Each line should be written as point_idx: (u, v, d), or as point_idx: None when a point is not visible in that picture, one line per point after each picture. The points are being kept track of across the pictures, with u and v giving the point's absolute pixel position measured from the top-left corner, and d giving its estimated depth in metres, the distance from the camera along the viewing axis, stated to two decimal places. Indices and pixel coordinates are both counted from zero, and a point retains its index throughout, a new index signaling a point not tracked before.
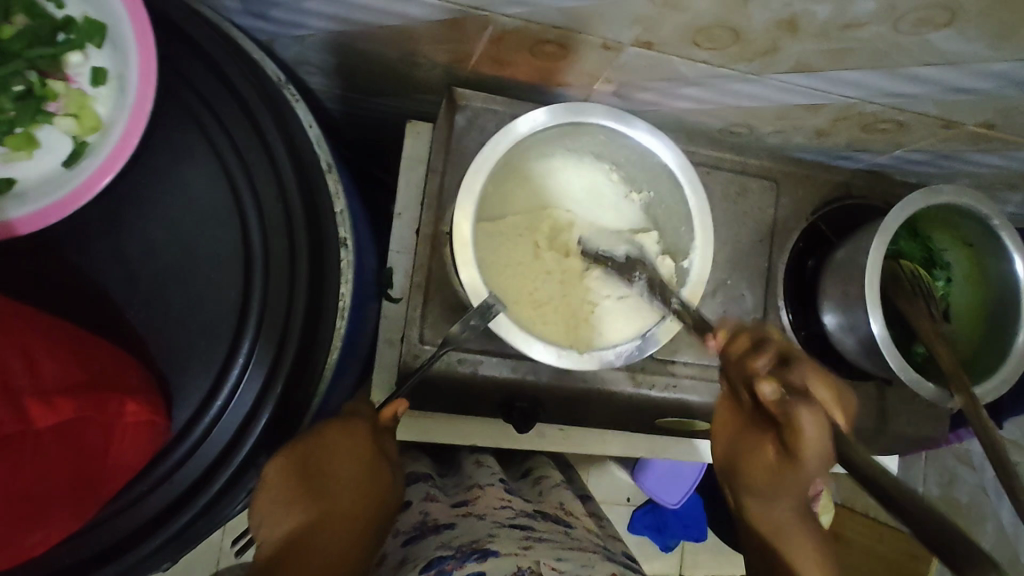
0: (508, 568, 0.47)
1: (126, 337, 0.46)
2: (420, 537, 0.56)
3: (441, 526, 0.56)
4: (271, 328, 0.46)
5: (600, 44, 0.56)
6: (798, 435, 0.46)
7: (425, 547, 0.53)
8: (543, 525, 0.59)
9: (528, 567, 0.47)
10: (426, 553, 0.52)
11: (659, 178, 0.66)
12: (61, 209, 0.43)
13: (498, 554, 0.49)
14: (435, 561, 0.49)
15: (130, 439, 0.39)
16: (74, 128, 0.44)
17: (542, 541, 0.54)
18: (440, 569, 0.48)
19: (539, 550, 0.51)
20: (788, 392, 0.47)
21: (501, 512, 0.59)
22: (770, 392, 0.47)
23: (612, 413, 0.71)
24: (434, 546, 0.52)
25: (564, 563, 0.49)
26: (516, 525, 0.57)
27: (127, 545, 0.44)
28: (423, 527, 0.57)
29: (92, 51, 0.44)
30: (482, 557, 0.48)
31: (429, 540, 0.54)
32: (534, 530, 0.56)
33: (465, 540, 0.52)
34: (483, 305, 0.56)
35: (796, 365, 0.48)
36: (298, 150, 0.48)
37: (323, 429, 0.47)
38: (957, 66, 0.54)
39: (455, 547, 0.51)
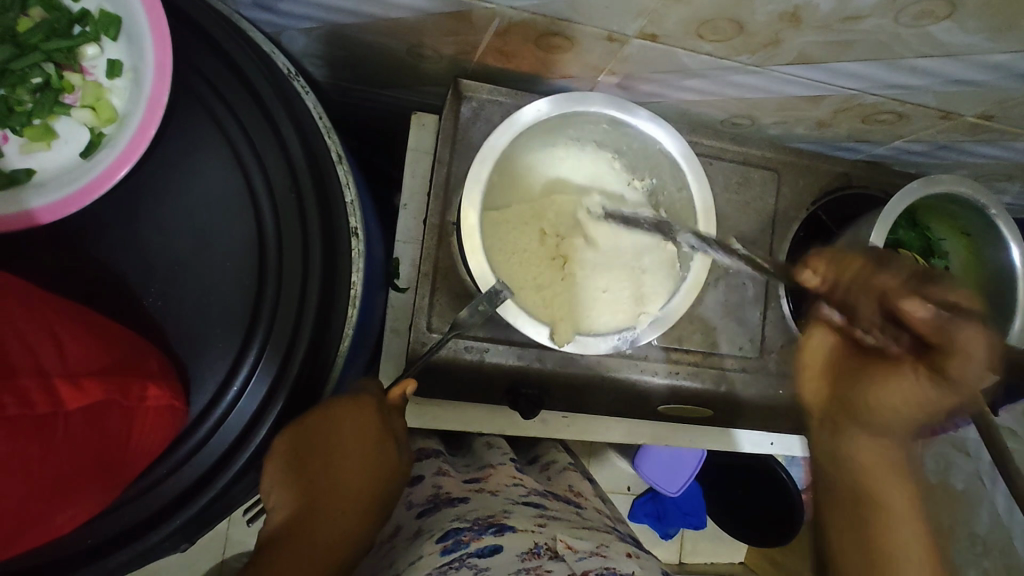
0: (524, 545, 0.48)
1: (144, 325, 0.47)
2: (434, 509, 0.57)
3: (455, 500, 0.58)
4: (286, 315, 0.47)
5: (604, 36, 0.57)
6: (953, 358, 0.42)
7: (440, 519, 0.54)
8: (554, 504, 0.60)
9: (543, 544, 0.49)
10: (441, 524, 0.53)
11: (663, 169, 0.66)
12: (79, 199, 0.43)
13: (514, 531, 0.50)
14: (451, 531, 0.51)
15: (152, 422, 0.40)
16: (90, 120, 0.45)
17: (555, 519, 0.55)
18: (456, 539, 0.49)
19: (553, 528, 0.53)
20: (947, 311, 0.42)
21: (513, 490, 0.60)
22: (923, 313, 0.42)
23: (616, 399, 0.73)
24: (450, 518, 0.54)
25: (579, 542, 0.51)
26: (528, 502, 0.58)
27: (147, 527, 0.45)
28: (437, 500, 0.58)
29: (107, 43, 0.45)
30: (499, 532, 0.50)
31: (444, 512, 0.56)
32: (547, 509, 0.58)
33: (480, 514, 0.53)
34: (491, 291, 0.57)
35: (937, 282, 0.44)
36: (310, 141, 0.49)
37: (329, 407, 0.46)
38: (956, 58, 0.54)
39: (471, 519, 0.52)
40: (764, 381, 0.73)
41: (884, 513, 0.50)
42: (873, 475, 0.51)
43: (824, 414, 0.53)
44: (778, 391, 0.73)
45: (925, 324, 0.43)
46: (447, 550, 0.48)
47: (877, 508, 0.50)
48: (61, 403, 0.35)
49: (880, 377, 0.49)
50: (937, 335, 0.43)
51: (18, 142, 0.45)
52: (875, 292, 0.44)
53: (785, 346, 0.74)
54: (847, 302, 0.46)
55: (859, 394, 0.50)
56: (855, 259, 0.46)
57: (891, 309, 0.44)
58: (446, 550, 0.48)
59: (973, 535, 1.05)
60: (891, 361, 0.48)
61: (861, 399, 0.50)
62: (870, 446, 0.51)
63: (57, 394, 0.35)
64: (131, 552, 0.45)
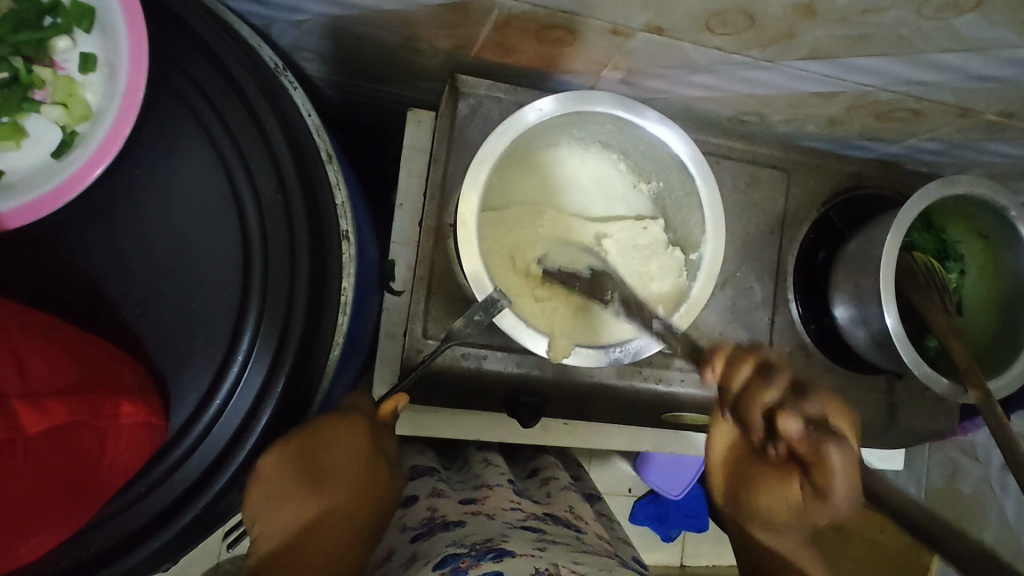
0: (525, 569, 0.46)
1: (123, 335, 0.45)
2: (428, 534, 0.55)
3: (450, 524, 0.55)
4: (271, 325, 0.44)
5: (609, 29, 0.54)
6: (826, 473, 0.43)
7: (436, 544, 0.52)
8: (553, 528, 0.58)
9: (544, 569, 0.46)
10: (436, 549, 0.51)
11: (669, 169, 0.64)
12: (49, 202, 0.41)
13: (514, 555, 0.48)
14: (448, 557, 0.48)
15: (126, 441, 0.37)
16: (62, 117, 0.42)
17: (555, 543, 0.53)
18: (455, 565, 0.47)
19: (554, 552, 0.50)
20: (811, 427, 0.44)
21: (510, 513, 0.58)
22: (797, 430, 0.43)
23: (618, 408, 0.70)
24: (445, 543, 0.51)
25: (582, 567, 0.48)
26: (527, 526, 0.56)
27: (126, 547, 0.43)
28: (432, 524, 0.56)
29: (80, 35, 0.42)
30: (498, 556, 0.47)
31: (439, 537, 0.53)
32: (546, 533, 0.55)
33: (478, 538, 0.51)
34: (488, 300, 0.54)
35: (810, 395, 0.44)
36: (298, 140, 0.46)
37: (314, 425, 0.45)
38: (980, 52, 0.52)
39: (468, 544, 0.50)
40: None
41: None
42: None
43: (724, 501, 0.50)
44: None
45: (800, 439, 0.43)
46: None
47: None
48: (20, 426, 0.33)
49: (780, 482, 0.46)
50: (808, 451, 0.44)
51: None
52: (767, 408, 0.43)
53: (794, 351, 0.72)
54: (742, 417, 0.44)
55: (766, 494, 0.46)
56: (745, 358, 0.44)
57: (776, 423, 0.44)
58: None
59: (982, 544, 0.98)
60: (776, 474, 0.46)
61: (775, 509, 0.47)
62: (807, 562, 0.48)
63: (16, 417, 0.33)
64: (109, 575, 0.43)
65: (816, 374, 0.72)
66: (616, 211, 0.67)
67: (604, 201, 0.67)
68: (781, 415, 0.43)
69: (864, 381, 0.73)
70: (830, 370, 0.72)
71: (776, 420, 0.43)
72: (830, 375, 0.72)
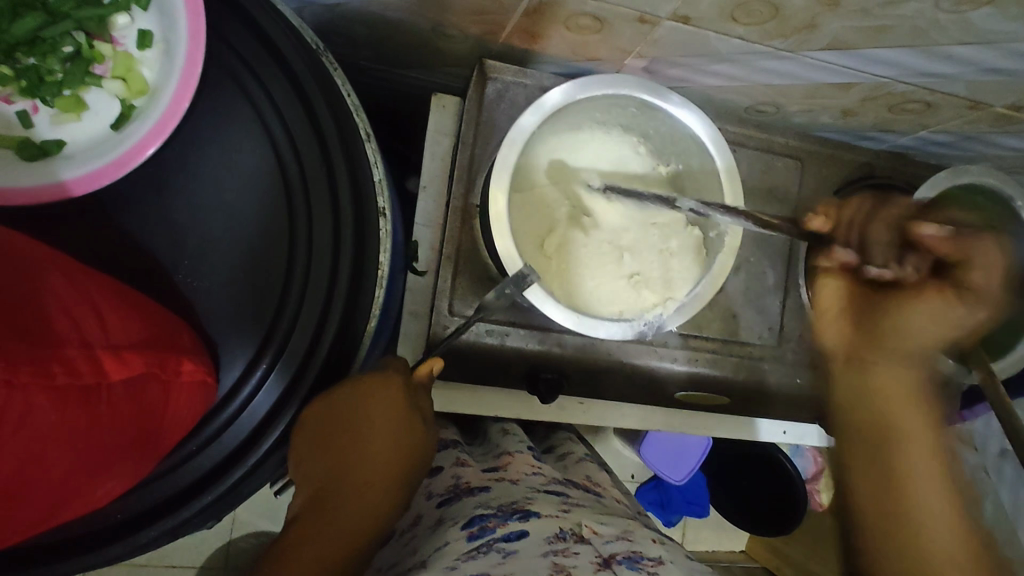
0: (549, 529, 0.48)
1: (173, 302, 0.47)
2: (455, 499, 0.58)
3: (475, 489, 0.58)
4: (317, 294, 0.46)
5: (637, 17, 0.56)
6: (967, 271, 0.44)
7: (463, 507, 0.55)
8: (575, 492, 0.61)
9: (569, 529, 0.49)
10: (464, 512, 0.54)
11: (688, 151, 0.66)
12: (111, 172, 0.43)
13: (539, 516, 0.50)
14: (476, 518, 0.51)
15: (185, 398, 0.39)
16: (122, 91, 0.44)
17: (578, 505, 0.56)
18: (482, 526, 0.49)
19: (578, 514, 0.53)
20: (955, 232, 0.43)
21: (533, 478, 0.60)
22: (932, 232, 0.43)
23: (633, 388, 0.73)
24: (473, 505, 0.54)
25: (605, 527, 0.51)
26: (550, 490, 0.58)
27: (179, 502, 0.45)
28: (457, 490, 0.59)
29: (137, 12, 0.44)
30: (524, 518, 0.50)
31: (465, 501, 0.56)
32: (568, 497, 0.58)
33: (504, 501, 0.54)
34: (518, 274, 0.56)
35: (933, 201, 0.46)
36: (341, 117, 0.47)
37: (327, 394, 0.45)
38: (994, 46, 0.54)
39: (494, 506, 0.53)
40: (782, 369, 0.73)
41: (878, 433, 0.44)
42: (896, 444, 0.43)
43: (836, 365, 0.47)
44: (795, 381, 0.74)
45: (943, 244, 0.43)
46: (474, 537, 0.48)
47: (886, 442, 0.43)
48: (106, 373, 0.34)
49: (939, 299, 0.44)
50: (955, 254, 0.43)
51: (49, 112, 0.44)
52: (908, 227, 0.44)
53: (804, 334, 0.74)
54: (862, 241, 0.46)
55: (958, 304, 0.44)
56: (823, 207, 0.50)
57: (910, 235, 0.44)
58: (473, 537, 0.48)
59: None
60: (904, 290, 0.45)
61: (880, 332, 0.45)
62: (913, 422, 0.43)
63: (101, 365, 0.34)
64: (160, 529, 0.45)
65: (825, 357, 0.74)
66: (636, 193, 0.70)
67: (625, 183, 0.69)
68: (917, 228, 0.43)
69: None
70: None
71: (909, 229, 0.44)
72: None
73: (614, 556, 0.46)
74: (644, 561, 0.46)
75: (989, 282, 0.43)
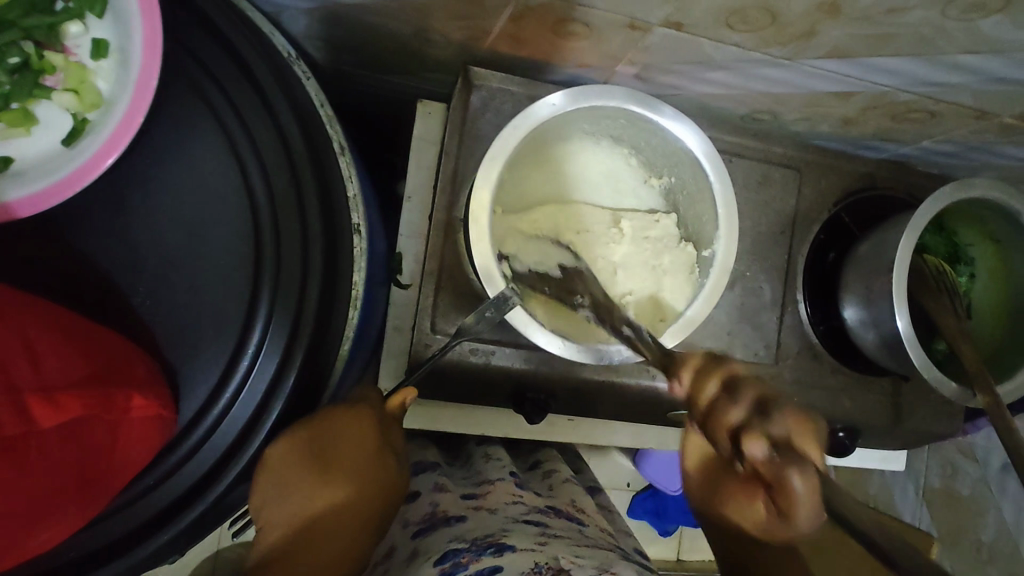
0: (525, 563, 0.46)
1: (133, 326, 0.44)
2: (430, 530, 0.55)
3: (452, 519, 0.55)
4: (283, 318, 0.44)
5: (627, 24, 0.54)
6: (787, 504, 0.40)
7: (437, 540, 0.52)
8: (556, 521, 0.58)
9: (545, 563, 0.46)
10: (438, 545, 0.51)
11: (681, 165, 0.63)
12: (57, 192, 0.40)
13: (514, 550, 0.48)
14: (449, 553, 0.48)
15: (137, 435, 0.37)
16: (74, 104, 0.42)
17: (556, 537, 0.53)
18: (455, 562, 0.47)
19: (555, 546, 0.50)
20: (777, 451, 0.41)
21: (513, 507, 0.58)
22: (758, 451, 0.41)
23: (624, 407, 0.71)
24: (447, 539, 0.51)
25: (584, 560, 0.48)
26: (529, 520, 0.55)
27: (138, 538, 0.43)
28: (433, 519, 0.56)
29: (91, 20, 0.41)
30: (498, 552, 0.47)
31: (440, 533, 0.53)
32: (548, 527, 0.55)
33: (480, 534, 0.51)
34: (500, 297, 0.54)
35: (775, 413, 0.42)
36: (311, 132, 0.45)
37: (298, 426, 0.43)
38: (1002, 54, 0.51)
39: (469, 540, 0.50)
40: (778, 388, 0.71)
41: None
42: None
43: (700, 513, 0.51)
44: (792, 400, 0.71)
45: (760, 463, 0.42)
46: (445, 574, 0.46)
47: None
48: (32, 421, 0.33)
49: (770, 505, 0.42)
50: (770, 476, 0.41)
51: None
52: (729, 429, 0.42)
53: (801, 352, 0.72)
54: (709, 437, 0.44)
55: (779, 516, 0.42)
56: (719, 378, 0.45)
57: (737, 442, 0.42)
58: (444, 574, 0.45)
59: (978, 543, 0.98)
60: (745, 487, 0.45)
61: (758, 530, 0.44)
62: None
63: (28, 412, 0.33)
64: (119, 567, 0.43)
65: (823, 375, 0.72)
66: (627, 206, 0.67)
67: (614, 195, 0.66)
68: (741, 439, 0.42)
69: (869, 382, 0.73)
70: (837, 371, 0.72)
71: (735, 443, 0.42)
72: (837, 376, 0.72)
73: None
74: None
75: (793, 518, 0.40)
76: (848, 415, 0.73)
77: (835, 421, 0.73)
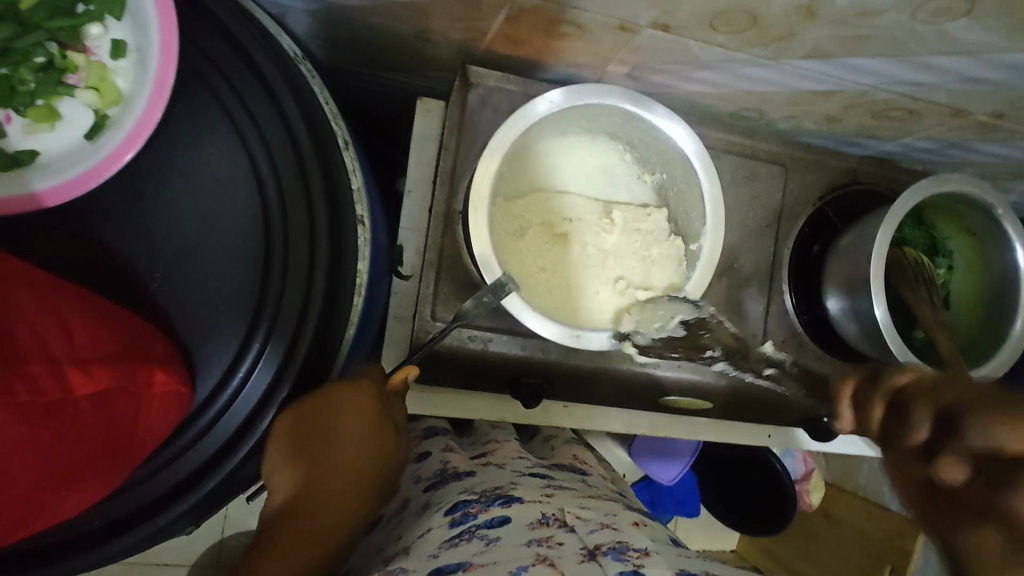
0: (533, 514, 0.48)
1: (150, 310, 0.47)
2: (441, 484, 0.58)
3: (461, 474, 0.58)
4: (293, 301, 0.46)
5: (617, 25, 0.56)
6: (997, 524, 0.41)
7: (448, 492, 0.55)
8: (560, 474, 0.61)
9: (551, 514, 0.48)
10: (449, 497, 0.54)
11: (672, 162, 0.66)
12: (84, 182, 0.43)
13: (522, 501, 0.50)
14: (459, 503, 0.51)
15: (157, 408, 0.40)
16: (95, 101, 0.44)
17: (562, 490, 0.56)
18: (464, 512, 0.50)
19: (560, 499, 0.53)
20: (974, 475, 0.44)
21: (518, 462, 0.61)
22: (956, 477, 0.44)
23: (618, 392, 0.73)
24: (457, 491, 0.54)
25: (587, 513, 0.51)
26: (535, 473, 0.59)
27: (155, 510, 0.46)
28: (444, 475, 0.59)
29: (111, 22, 0.44)
30: (506, 503, 0.50)
31: (451, 486, 0.56)
32: (553, 479, 0.58)
33: (488, 486, 0.54)
34: (496, 284, 0.57)
35: (969, 428, 0.45)
36: (317, 126, 0.48)
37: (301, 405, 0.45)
38: (972, 56, 0.53)
39: (478, 492, 0.53)
40: (766, 375, 0.74)
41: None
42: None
43: None
44: (778, 386, 0.74)
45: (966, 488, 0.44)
46: (455, 523, 0.49)
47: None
48: (70, 389, 0.34)
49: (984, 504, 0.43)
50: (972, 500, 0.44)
51: (22, 122, 0.44)
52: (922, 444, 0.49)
53: (787, 340, 0.74)
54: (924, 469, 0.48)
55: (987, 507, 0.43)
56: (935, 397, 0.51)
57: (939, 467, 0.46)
58: (454, 523, 0.49)
59: None
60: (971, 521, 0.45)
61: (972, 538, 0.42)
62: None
63: (67, 380, 0.34)
64: (138, 535, 0.46)
65: (808, 362, 0.75)
66: (620, 199, 0.69)
67: (609, 188, 0.69)
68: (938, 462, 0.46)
69: (853, 370, 0.76)
70: (822, 359, 0.75)
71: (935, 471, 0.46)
72: (821, 364, 0.75)
73: (599, 548, 0.44)
74: (630, 551, 0.44)
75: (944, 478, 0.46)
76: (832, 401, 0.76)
77: (820, 406, 0.76)
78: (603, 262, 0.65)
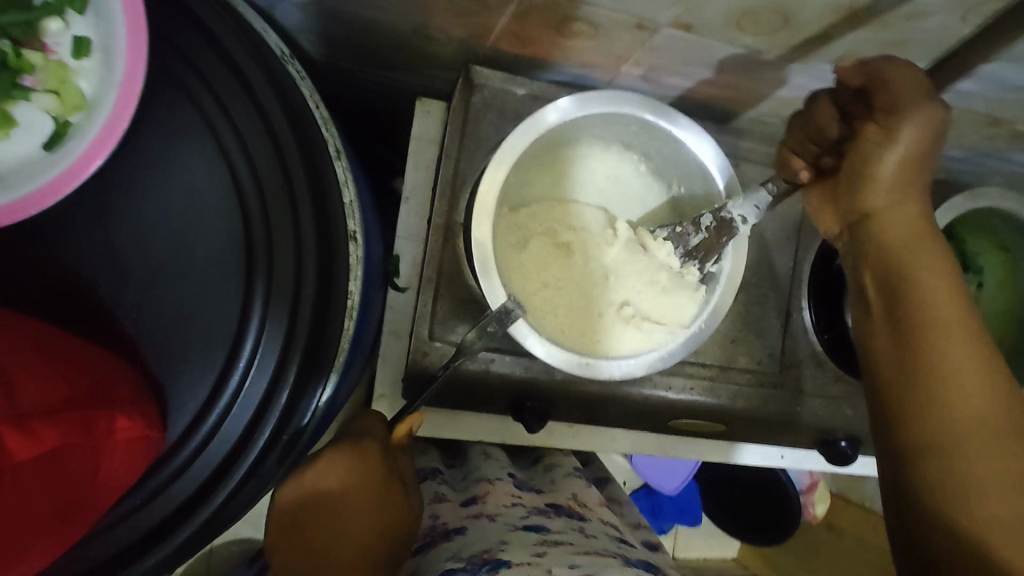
0: None
1: (118, 339, 0.43)
2: (429, 547, 0.54)
3: (451, 534, 0.54)
4: (275, 330, 0.42)
5: (634, 24, 0.51)
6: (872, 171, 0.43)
7: (436, 558, 0.51)
8: (558, 524, 0.57)
9: None
10: (438, 564, 0.50)
11: (691, 174, 0.62)
12: (40, 200, 0.39)
13: (509, 565, 0.45)
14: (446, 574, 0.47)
15: (121, 456, 0.39)
16: (54, 106, 0.39)
17: (556, 546, 0.51)
18: None
19: (552, 556, 0.48)
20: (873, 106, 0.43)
21: (512, 512, 0.57)
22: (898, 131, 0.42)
23: (625, 414, 0.69)
24: (445, 558, 0.50)
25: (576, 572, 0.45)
26: (529, 526, 0.54)
27: (124, 562, 0.41)
28: (434, 534, 0.56)
29: (73, 16, 0.39)
30: (494, 569, 0.45)
31: (441, 549, 0.52)
32: (548, 533, 0.54)
33: (477, 549, 0.49)
34: (502, 310, 0.52)
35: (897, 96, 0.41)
36: (306, 135, 0.44)
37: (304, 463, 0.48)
38: (1021, 62, 0.49)
39: (466, 558, 0.48)
40: (784, 398, 0.70)
41: (942, 371, 0.41)
42: (959, 394, 0.40)
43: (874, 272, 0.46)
44: (795, 408, 0.70)
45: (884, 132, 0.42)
46: None
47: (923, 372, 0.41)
48: (11, 455, 0.34)
49: (935, 274, 0.43)
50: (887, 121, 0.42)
51: None
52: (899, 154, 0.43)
53: (807, 359, 0.71)
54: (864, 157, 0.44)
55: (921, 272, 0.43)
56: (933, 125, 0.41)
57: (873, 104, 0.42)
58: None
59: None
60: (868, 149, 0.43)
61: (893, 275, 0.44)
62: (970, 363, 0.40)
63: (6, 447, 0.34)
64: None
65: (825, 384, 0.71)
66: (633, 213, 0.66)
67: (620, 200, 0.66)
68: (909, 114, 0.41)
69: None
70: (840, 381, 0.71)
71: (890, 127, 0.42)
72: (839, 385, 0.71)
73: None
74: None
75: (887, 224, 0.45)
76: (850, 423, 0.72)
77: (838, 429, 0.72)
78: (611, 278, 0.61)
